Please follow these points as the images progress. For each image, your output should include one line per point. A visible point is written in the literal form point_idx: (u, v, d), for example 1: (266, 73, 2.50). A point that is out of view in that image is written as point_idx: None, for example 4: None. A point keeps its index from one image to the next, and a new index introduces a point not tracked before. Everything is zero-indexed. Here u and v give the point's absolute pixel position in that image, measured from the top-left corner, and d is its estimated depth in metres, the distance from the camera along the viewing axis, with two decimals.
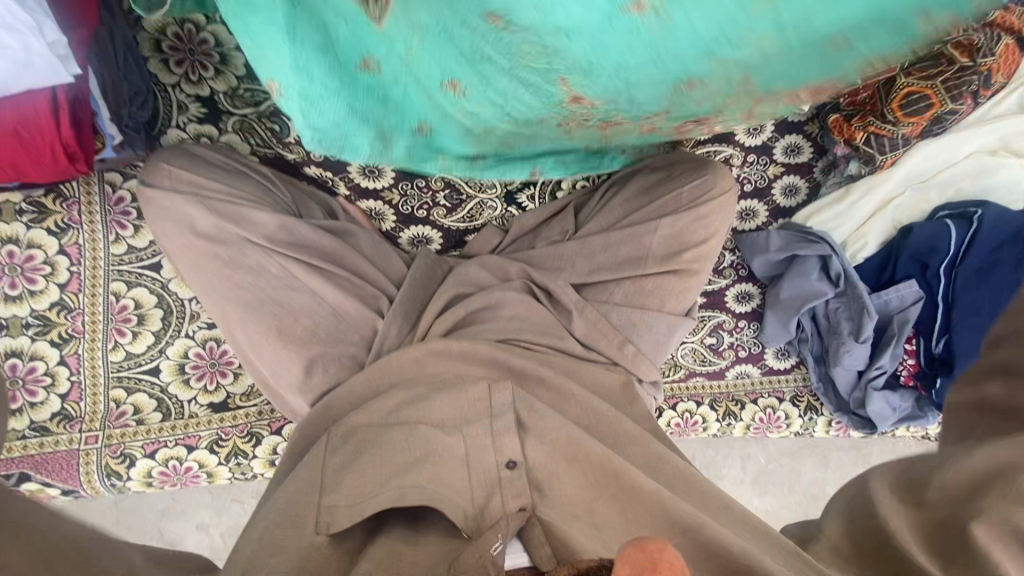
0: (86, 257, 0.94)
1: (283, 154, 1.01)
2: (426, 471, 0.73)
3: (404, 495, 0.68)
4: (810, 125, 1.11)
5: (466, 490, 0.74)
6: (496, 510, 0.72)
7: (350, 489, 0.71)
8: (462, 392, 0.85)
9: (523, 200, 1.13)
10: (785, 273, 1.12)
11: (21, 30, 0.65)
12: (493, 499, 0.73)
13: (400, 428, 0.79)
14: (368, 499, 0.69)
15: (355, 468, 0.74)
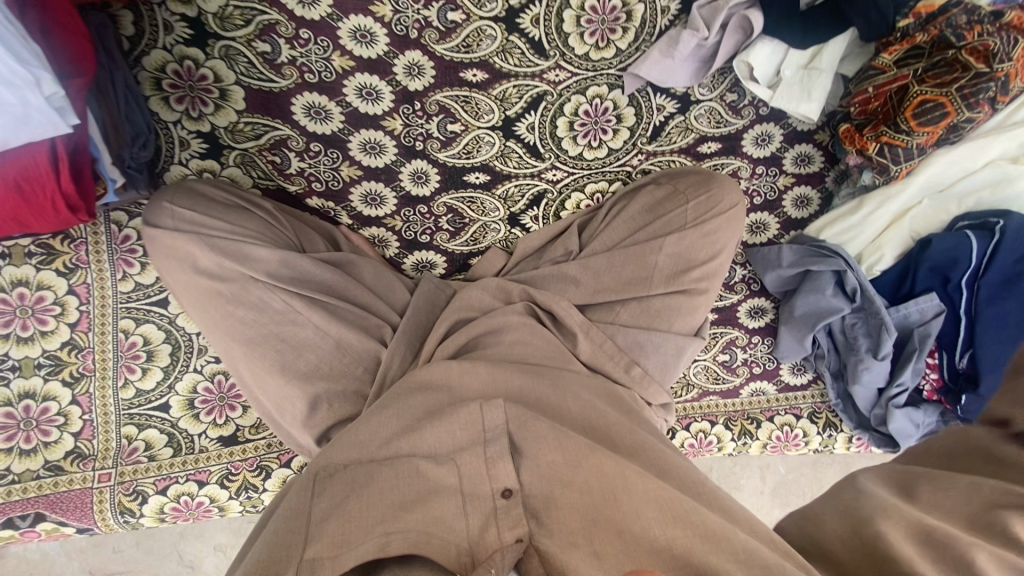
0: (95, 296, 0.95)
1: (285, 186, 1.03)
2: (415, 512, 0.70)
3: (388, 544, 0.66)
4: (821, 134, 1.09)
5: (464, 528, 0.71)
6: (492, 541, 0.70)
7: (332, 537, 0.68)
8: (454, 418, 0.83)
9: (527, 221, 1.13)
10: (799, 288, 1.10)
11: (21, 85, 0.64)
12: (489, 529, 0.71)
13: (390, 467, 0.77)
14: (349, 549, 0.66)
15: (340, 513, 0.71)
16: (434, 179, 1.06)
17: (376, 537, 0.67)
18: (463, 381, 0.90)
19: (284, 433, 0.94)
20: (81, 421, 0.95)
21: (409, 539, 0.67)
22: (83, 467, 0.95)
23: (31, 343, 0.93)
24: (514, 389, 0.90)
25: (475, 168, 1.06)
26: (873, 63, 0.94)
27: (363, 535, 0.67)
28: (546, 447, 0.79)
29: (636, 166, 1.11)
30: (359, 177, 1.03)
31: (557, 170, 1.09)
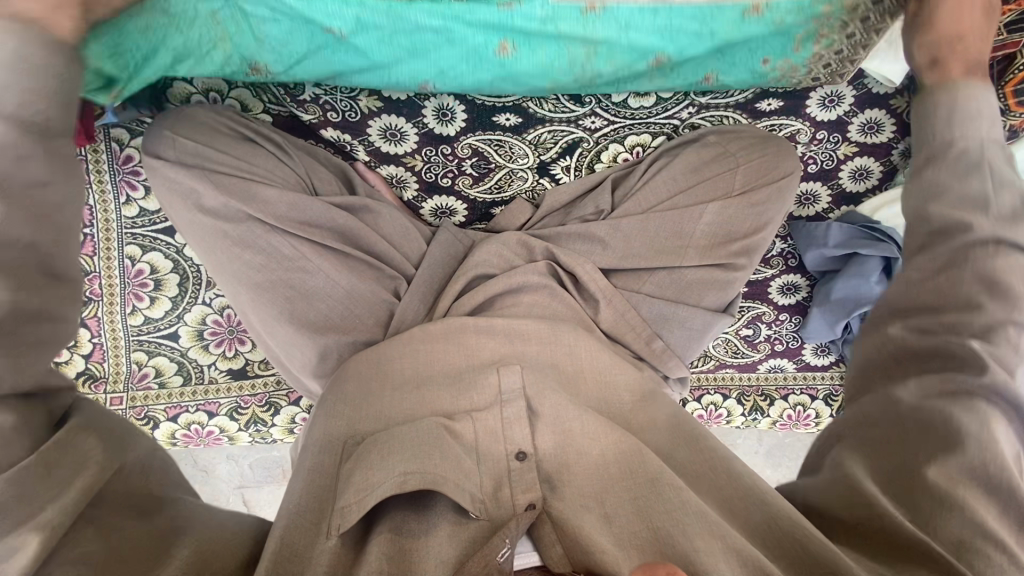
0: (98, 219, 0.90)
1: (297, 114, 0.93)
2: (428, 456, 0.69)
3: (405, 482, 0.66)
4: (898, 99, 0.96)
5: (476, 476, 0.72)
6: (506, 505, 0.71)
7: (358, 482, 0.67)
8: (472, 386, 0.81)
9: (558, 171, 1.05)
10: (840, 270, 1.03)
11: None
12: (502, 490, 0.72)
13: (411, 422, 0.76)
14: (372, 488, 0.66)
15: (361, 465, 0.70)
16: (461, 118, 0.95)
17: (393, 477, 0.66)
18: (476, 345, 0.87)
19: (291, 376, 0.93)
20: (91, 344, 0.95)
21: (424, 478, 0.66)
22: (96, 388, 0.96)
23: None
24: (528, 359, 0.86)
25: (505, 109, 0.94)
26: None
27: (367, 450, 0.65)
28: (564, 414, 0.77)
29: (684, 120, 1.00)
30: (379, 110, 0.92)
31: (596, 118, 0.97)
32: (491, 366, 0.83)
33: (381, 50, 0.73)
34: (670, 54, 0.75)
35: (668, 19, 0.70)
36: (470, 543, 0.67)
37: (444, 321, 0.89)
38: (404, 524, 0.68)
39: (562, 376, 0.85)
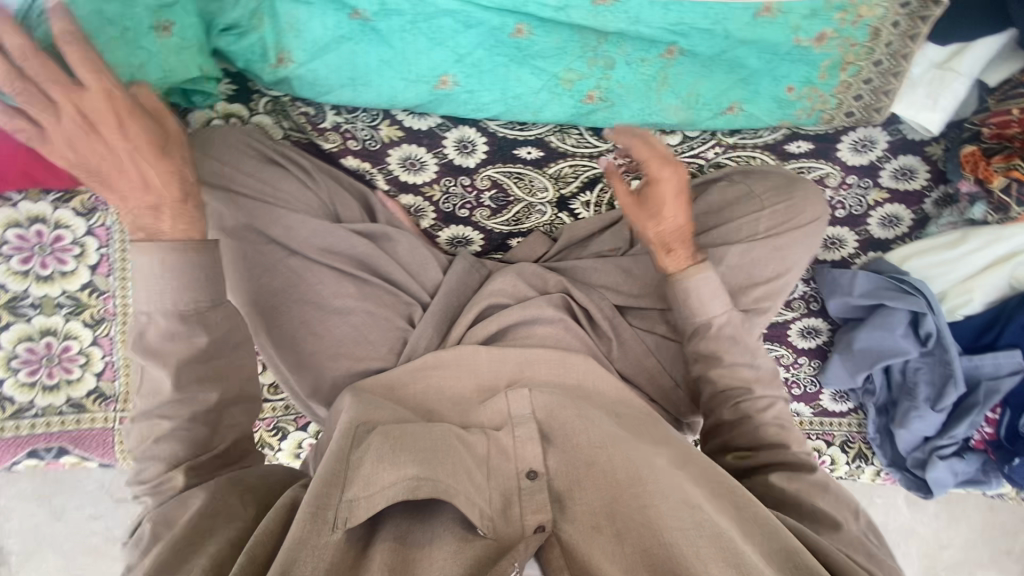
0: (115, 239, 0.89)
1: (318, 143, 0.92)
2: (439, 464, 0.68)
3: (416, 488, 0.64)
4: (933, 146, 0.96)
5: (486, 490, 0.71)
6: (516, 522, 0.69)
7: (366, 478, 0.65)
8: (477, 412, 0.82)
9: (578, 207, 1.02)
10: (864, 320, 0.99)
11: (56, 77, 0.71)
12: (512, 507, 0.71)
13: (425, 423, 0.77)
14: (380, 490, 0.64)
15: (372, 458, 0.68)
16: (481, 150, 0.97)
17: (405, 479, 0.65)
18: (485, 369, 0.87)
19: (296, 397, 0.92)
20: (103, 362, 0.93)
21: (435, 485, 0.65)
22: (105, 407, 0.93)
23: (50, 281, 0.89)
24: (538, 381, 0.86)
25: (527, 142, 0.97)
26: None
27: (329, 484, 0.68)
28: (578, 436, 0.77)
29: (711, 159, 0.98)
30: (399, 138, 0.94)
31: (620, 154, 0.98)
32: (500, 392, 0.84)
33: (418, 38, 0.81)
34: (683, 46, 0.84)
35: (679, 15, 0.80)
36: (476, 560, 0.63)
37: (457, 347, 0.88)
38: (409, 534, 0.66)
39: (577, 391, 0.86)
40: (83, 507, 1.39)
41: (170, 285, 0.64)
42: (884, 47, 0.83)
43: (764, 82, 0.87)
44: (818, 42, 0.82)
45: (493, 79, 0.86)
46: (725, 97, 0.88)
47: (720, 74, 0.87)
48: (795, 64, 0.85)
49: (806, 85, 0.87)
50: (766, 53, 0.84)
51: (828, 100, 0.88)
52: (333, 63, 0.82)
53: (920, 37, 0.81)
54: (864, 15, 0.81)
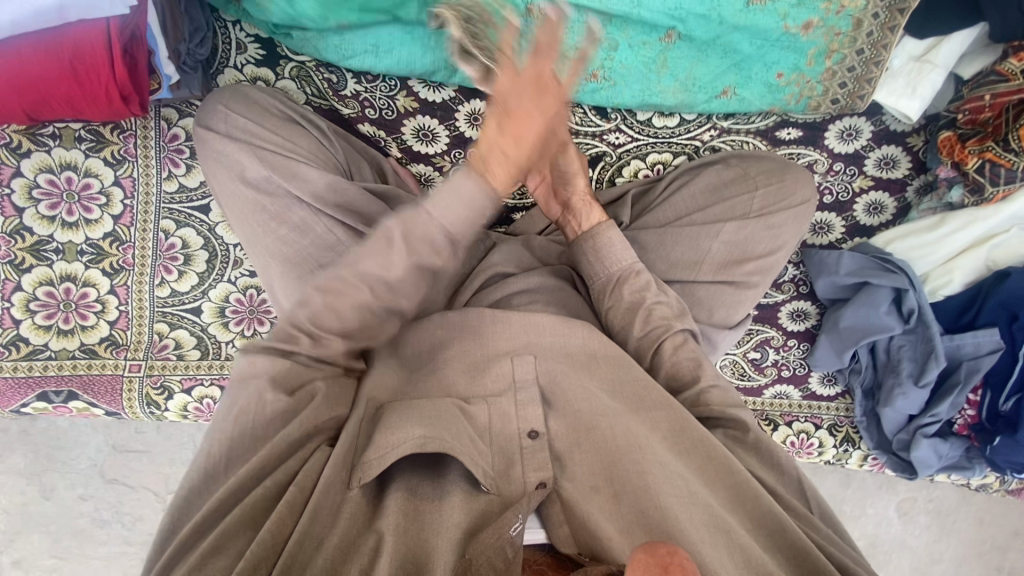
0: (139, 191, 0.94)
1: (337, 108, 0.97)
2: (445, 427, 0.72)
3: (425, 444, 0.68)
4: (914, 137, 1.02)
5: (488, 455, 0.73)
6: (517, 480, 0.73)
7: (377, 442, 0.69)
8: (486, 373, 0.81)
9: None
10: (850, 299, 1.04)
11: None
12: (513, 467, 0.74)
13: (422, 399, 0.76)
14: (395, 445, 0.69)
15: (381, 424, 0.72)
16: None
17: (413, 438, 0.69)
18: (488, 333, 0.85)
19: None
20: (117, 311, 0.96)
21: (441, 444, 0.69)
22: (116, 354, 0.97)
23: (75, 228, 0.93)
24: (543, 347, 0.84)
25: None
26: (996, 67, 0.86)
27: (274, 396, 0.65)
28: (579, 404, 0.79)
29: (706, 142, 1.04)
30: (414, 110, 0.99)
31: (621, 133, 1.04)
32: (504, 355, 0.83)
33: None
34: (681, 31, 0.91)
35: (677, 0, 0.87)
36: (480, 514, 0.68)
37: (463, 311, 0.87)
38: (418, 487, 0.70)
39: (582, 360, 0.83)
40: (74, 485, 1.38)
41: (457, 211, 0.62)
42: (865, 37, 0.90)
43: (753, 70, 0.94)
44: (804, 29, 0.90)
45: None
46: (720, 81, 0.96)
47: (714, 62, 0.94)
48: (782, 51, 0.92)
49: (793, 72, 0.94)
50: (756, 40, 0.91)
51: (815, 87, 0.95)
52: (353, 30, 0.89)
53: (898, 28, 0.89)
54: (846, 7, 0.88)
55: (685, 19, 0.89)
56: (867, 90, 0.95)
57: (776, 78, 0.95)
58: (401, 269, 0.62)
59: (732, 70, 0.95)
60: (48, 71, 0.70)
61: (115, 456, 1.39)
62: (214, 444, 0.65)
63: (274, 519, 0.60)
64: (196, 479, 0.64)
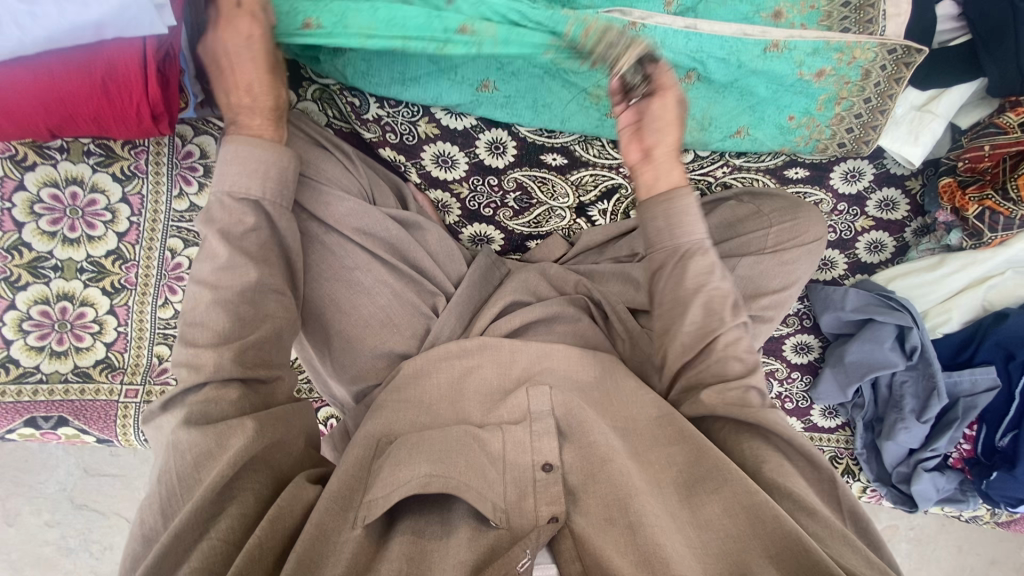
0: (147, 208, 0.91)
1: (359, 132, 0.97)
2: (454, 463, 0.67)
3: (429, 484, 0.63)
4: (912, 181, 1.06)
5: (499, 485, 0.68)
6: (528, 514, 0.68)
7: (384, 481, 0.66)
8: (499, 405, 0.79)
9: (594, 214, 1.09)
10: (855, 335, 1.07)
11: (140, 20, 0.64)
12: (525, 500, 0.68)
13: (440, 428, 0.74)
14: (397, 485, 0.64)
15: (390, 461, 0.68)
16: (511, 152, 1.01)
17: (418, 476, 0.64)
18: (509, 362, 0.84)
19: (318, 379, 0.94)
20: (116, 332, 0.92)
21: (446, 482, 0.64)
22: (112, 378, 0.93)
23: (76, 245, 0.89)
24: (556, 375, 0.83)
25: (554, 149, 1.01)
26: (994, 120, 0.90)
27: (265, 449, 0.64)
28: (597, 435, 0.74)
29: (718, 177, 1.07)
30: (435, 136, 0.98)
31: None
32: (520, 386, 0.81)
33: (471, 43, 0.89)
34: (701, 72, 0.93)
35: (699, 44, 0.90)
36: (488, 550, 0.63)
37: (482, 337, 0.86)
38: (425, 526, 0.66)
39: (597, 397, 0.82)
40: (38, 511, 1.29)
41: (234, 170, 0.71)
42: (873, 87, 0.94)
43: (764, 113, 0.98)
44: (817, 77, 0.93)
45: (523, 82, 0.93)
46: (734, 121, 0.98)
47: (729, 102, 0.97)
48: (795, 95, 0.95)
49: (803, 115, 0.98)
50: (770, 84, 0.94)
51: (823, 131, 0.99)
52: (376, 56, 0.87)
53: (903, 80, 0.92)
54: (857, 58, 0.91)
55: (706, 62, 0.91)
56: (873, 133, 0.98)
57: (786, 120, 0.98)
58: (224, 250, 0.68)
59: (745, 112, 0.98)
60: (78, 88, 0.68)
61: (85, 481, 1.31)
62: (186, 463, 0.60)
63: (255, 544, 0.56)
64: (164, 510, 0.59)
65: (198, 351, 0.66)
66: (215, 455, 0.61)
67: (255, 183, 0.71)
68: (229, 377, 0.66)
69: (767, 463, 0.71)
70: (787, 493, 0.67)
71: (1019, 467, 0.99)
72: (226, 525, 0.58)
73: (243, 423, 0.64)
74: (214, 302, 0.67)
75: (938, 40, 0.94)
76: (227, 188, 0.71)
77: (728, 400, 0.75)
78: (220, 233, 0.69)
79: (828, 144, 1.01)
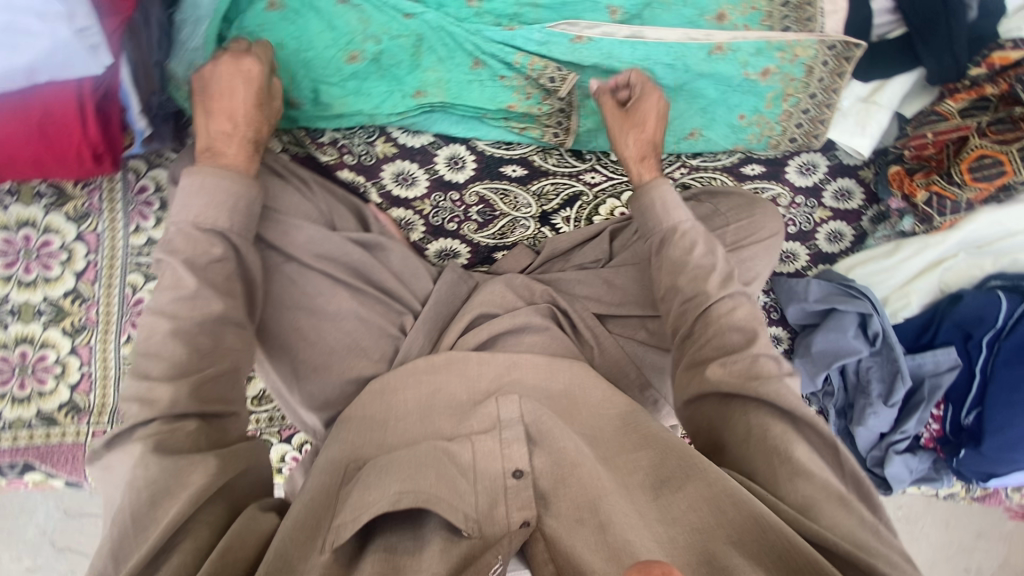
0: (104, 246, 0.89)
1: (315, 155, 0.97)
2: (423, 477, 0.67)
3: (399, 501, 0.63)
4: (864, 171, 1.09)
5: (470, 496, 0.69)
6: (498, 520, 0.68)
7: (354, 504, 0.65)
8: (469, 421, 0.78)
9: (558, 221, 1.07)
10: (819, 325, 1.08)
11: (73, 57, 0.66)
12: (496, 508, 0.69)
13: (408, 447, 0.74)
14: (368, 506, 0.64)
15: (359, 485, 0.68)
16: (469, 166, 1.03)
17: (387, 496, 0.64)
18: (477, 374, 0.84)
19: (289, 408, 0.92)
20: (79, 373, 0.90)
21: (417, 497, 0.64)
22: (78, 420, 0.90)
23: (33, 287, 0.88)
24: (526, 386, 0.84)
25: (513, 160, 1.04)
26: (936, 107, 0.95)
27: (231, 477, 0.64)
28: (567, 442, 0.73)
29: (677, 179, 1.07)
30: (393, 155, 1.00)
31: (596, 173, 1.07)
32: (490, 396, 0.81)
33: (423, 57, 0.90)
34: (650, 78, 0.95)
35: (645, 53, 0.92)
36: (462, 558, 0.63)
37: (448, 352, 0.87)
38: (399, 543, 0.65)
39: (559, 406, 0.82)
40: (19, 556, 1.26)
41: (202, 202, 0.71)
42: (817, 83, 0.96)
43: (714, 117, 0.99)
44: (763, 75, 0.95)
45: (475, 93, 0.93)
46: (687, 123, 0.99)
47: (681, 107, 0.98)
48: (744, 95, 0.97)
49: (754, 113, 0.99)
50: (717, 87, 0.96)
51: (774, 128, 1.01)
52: (325, 79, 0.87)
53: (846, 74, 0.95)
54: (799, 55, 0.94)
55: (654, 67, 0.93)
56: (820, 126, 1.01)
57: (737, 120, 1.00)
58: (191, 282, 0.69)
59: (697, 116, 0.99)
60: (17, 132, 0.70)
61: (66, 523, 1.28)
62: (141, 501, 0.59)
63: None
64: (115, 554, 0.57)
65: (151, 385, 0.66)
66: (174, 491, 0.60)
67: (223, 215, 0.72)
68: (185, 412, 0.66)
69: (773, 429, 0.70)
70: (788, 458, 0.67)
71: (985, 444, 1.02)
72: (178, 560, 0.57)
73: (205, 460, 0.64)
74: (171, 333, 0.68)
75: (877, 33, 0.96)
76: (192, 218, 0.71)
77: (732, 373, 0.74)
78: (186, 263, 0.69)
79: (779, 141, 1.03)
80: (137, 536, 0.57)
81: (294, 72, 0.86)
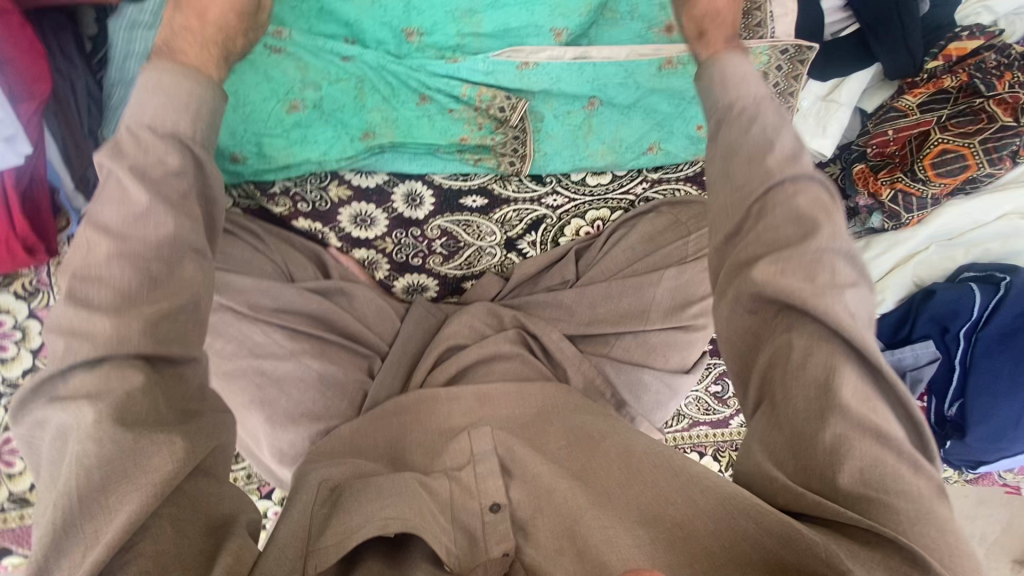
0: None
1: (268, 207, 0.95)
2: (408, 503, 0.63)
3: (387, 526, 0.59)
4: (832, 167, 1.06)
5: (448, 531, 0.64)
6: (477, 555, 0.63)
7: (336, 531, 0.60)
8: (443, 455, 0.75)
9: (524, 246, 1.06)
10: None
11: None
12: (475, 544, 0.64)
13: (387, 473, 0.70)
14: (353, 533, 0.59)
15: (341, 511, 0.63)
16: (429, 201, 1.00)
17: (376, 518, 0.60)
18: (448, 412, 0.83)
19: (262, 466, 0.91)
20: None
21: (405, 522, 0.59)
22: None
23: None
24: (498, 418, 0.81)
25: (471, 191, 1.00)
26: (895, 104, 0.94)
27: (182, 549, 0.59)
28: (539, 470, 0.70)
29: (639, 194, 1.05)
30: (348, 197, 0.97)
31: (558, 195, 1.03)
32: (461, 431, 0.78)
33: (367, 98, 0.88)
34: (602, 98, 0.93)
35: (595, 74, 0.90)
36: None
37: (416, 391, 0.86)
38: None
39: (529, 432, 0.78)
40: None
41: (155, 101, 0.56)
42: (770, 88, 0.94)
43: (672, 132, 0.97)
44: None
45: (423, 129, 0.90)
46: (644, 139, 0.97)
47: (637, 125, 0.96)
48: (698, 108, 0.96)
49: (713, 124, 0.97)
50: (670, 102, 0.95)
51: None
52: (268, 130, 0.85)
53: (801, 76, 0.93)
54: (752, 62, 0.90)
55: (604, 88, 0.91)
56: None
57: (695, 133, 0.98)
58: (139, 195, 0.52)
59: (655, 131, 0.97)
60: None
61: None
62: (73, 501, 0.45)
63: None
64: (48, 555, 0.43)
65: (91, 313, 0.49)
66: (132, 476, 0.46)
67: (185, 118, 0.56)
68: (136, 351, 0.49)
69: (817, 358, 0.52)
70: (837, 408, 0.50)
71: (970, 435, 1.01)
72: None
73: (174, 438, 0.49)
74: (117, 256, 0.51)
75: (830, 31, 0.94)
76: (146, 121, 0.55)
77: (788, 275, 0.54)
78: (132, 169, 0.53)
79: None
80: (71, 535, 0.44)
81: (237, 124, 0.84)
